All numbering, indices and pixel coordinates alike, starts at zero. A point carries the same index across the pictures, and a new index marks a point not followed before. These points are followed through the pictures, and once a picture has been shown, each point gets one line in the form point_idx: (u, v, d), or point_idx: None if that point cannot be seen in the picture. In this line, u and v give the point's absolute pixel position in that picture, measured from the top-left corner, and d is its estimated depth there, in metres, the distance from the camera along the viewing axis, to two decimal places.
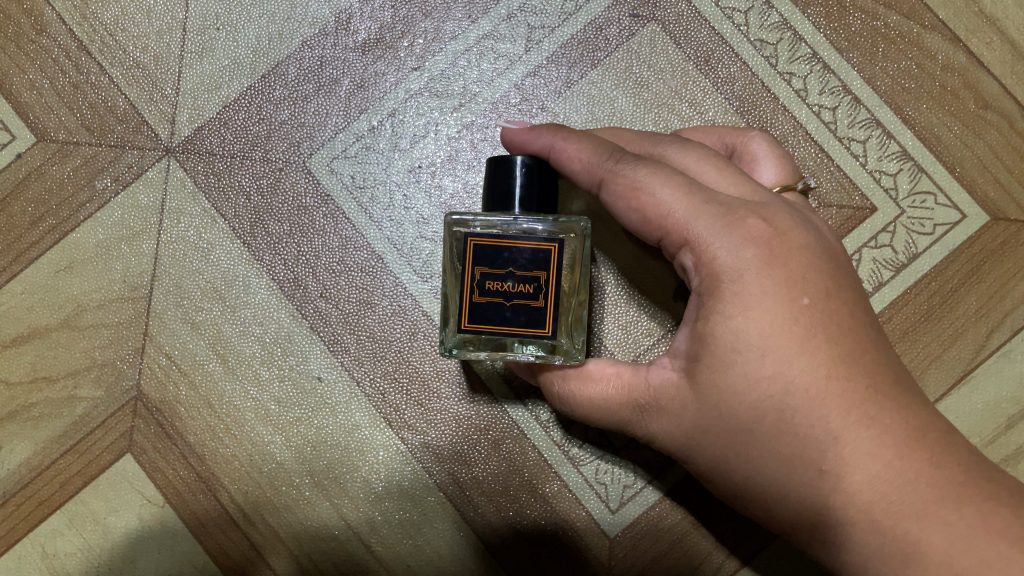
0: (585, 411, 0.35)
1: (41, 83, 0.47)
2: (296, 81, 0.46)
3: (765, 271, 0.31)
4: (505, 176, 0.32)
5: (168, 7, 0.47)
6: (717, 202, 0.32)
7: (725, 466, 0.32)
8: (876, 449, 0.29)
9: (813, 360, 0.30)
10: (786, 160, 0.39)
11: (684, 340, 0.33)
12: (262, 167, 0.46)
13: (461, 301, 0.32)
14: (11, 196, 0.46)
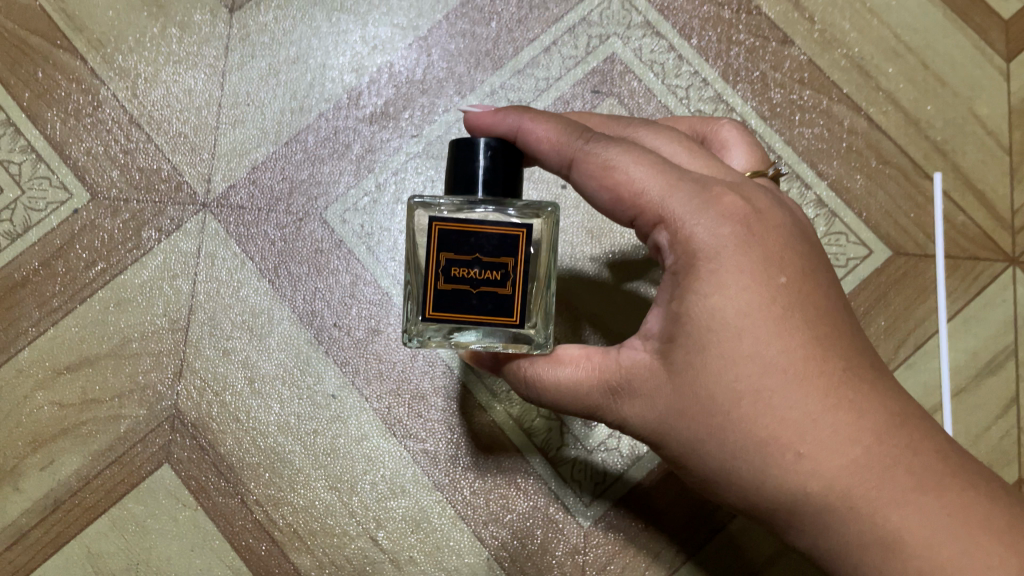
0: (551, 397, 0.35)
1: (97, 150, 0.55)
2: (315, 146, 0.55)
3: (742, 250, 0.32)
4: (470, 159, 0.34)
5: (206, 87, 0.56)
6: (692, 182, 0.33)
7: (698, 451, 0.33)
8: (852, 432, 0.31)
9: (790, 341, 0.32)
10: (752, 144, 0.42)
11: (657, 320, 0.33)
12: (285, 218, 0.54)
13: (429, 288, 0.34)
14: (68, 244, 0.54)
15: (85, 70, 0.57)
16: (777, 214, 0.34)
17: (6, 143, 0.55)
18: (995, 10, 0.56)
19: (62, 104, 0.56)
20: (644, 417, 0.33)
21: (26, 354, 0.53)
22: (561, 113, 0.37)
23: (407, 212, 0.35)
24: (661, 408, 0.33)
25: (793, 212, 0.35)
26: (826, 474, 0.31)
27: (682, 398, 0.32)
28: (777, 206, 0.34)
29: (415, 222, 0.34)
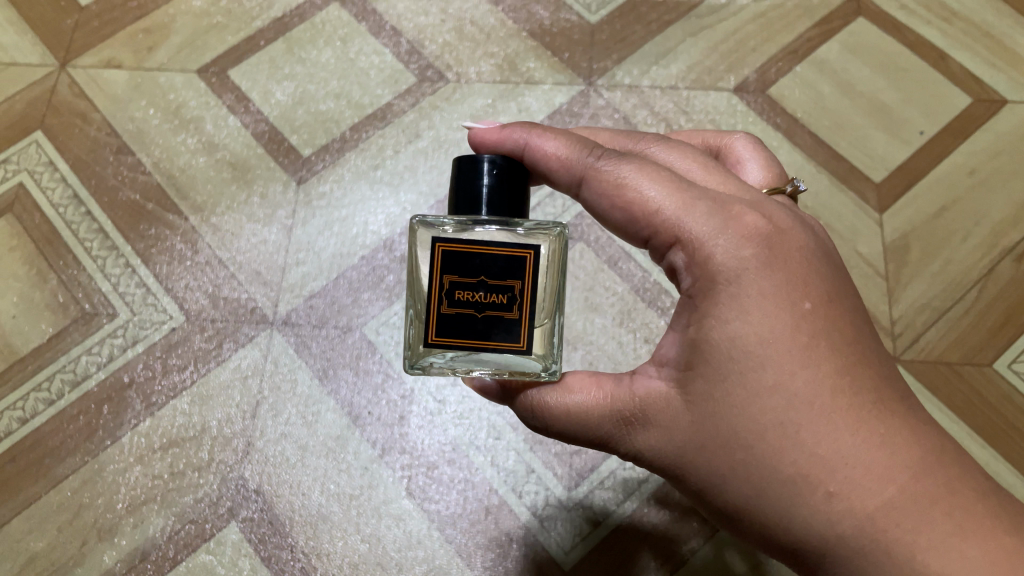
0: (562, 424, 0.40)
1: (193, 285, 0.73)
2: (358, 280, 0.73)
3: (762, 284, 0.37)
4: (473, 179, 0.41)
5: (277, 237, 0.75)
6: (713, 213, 0.38)
7: (723, 483, 0.37)
8: (882, 464, 0.34)
9: (813, 372, 0.36)
10: (769, 160, 0.50)
11: (678, 351, 0.39)
12: (333, 331, 0.71)
13: (436, 312, 0.39)
14: (167, 354, 0.71)
15: (187, 227, 0.76)
16: (804, 244, 0.39)
17: (124, 279, 0.74)
18: (868, 177, 0.76)
19: (169, 251, 0.75)
20: (671, 443, 0.38)
21: (127, 438, 0.68)
22: (569, 131, 0.45)
23: (411, 232, 0.41)
24: (686, 433, 0.37)
25: (820, 243, 0.40)
26: (855, 509, 0.34)
27: (708, 423, 0.37)
28: (798, 234, 0.39)
29: (418, 242, 0.40)
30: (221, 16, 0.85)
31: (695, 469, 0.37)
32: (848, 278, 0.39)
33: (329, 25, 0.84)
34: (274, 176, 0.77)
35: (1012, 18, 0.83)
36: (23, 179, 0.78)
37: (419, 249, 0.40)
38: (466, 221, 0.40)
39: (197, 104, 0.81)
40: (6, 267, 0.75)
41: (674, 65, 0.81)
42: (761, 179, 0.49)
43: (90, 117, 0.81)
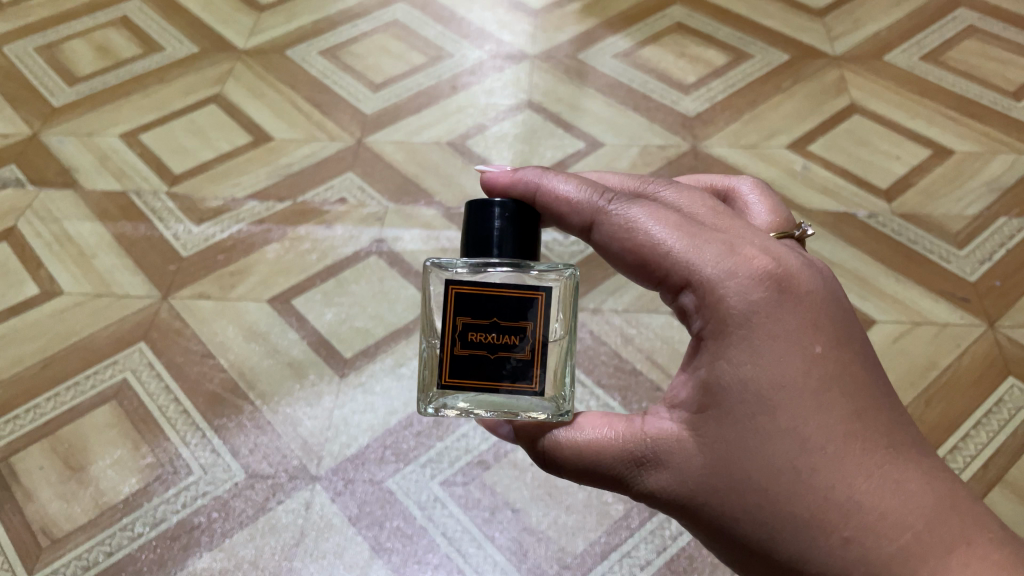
0: (579, 455, 0.55)
1: (255, 450, 0.94)
2: (386, 445, 0.94)
3: (775, 337, 0.50)
4: (488, 225, 0.61)
5: (323, 416, 0.97)
6: (728, 272, 0.52)
7: (747, 518, 0.49)
8: (896, 509, 0.46)
9: (822, 416, 0.49)
10: (774, 205, 0.68)
11: (698, 395, 0.52)
12: (364, 483, 0.91)
13: (453, 351, 0.58)
14: (230, 502, 0.89)
15: (252, 408, 0.98)
16: (811, 295, 0.52)
17: (200, 446, 0.94)
18: None
19: (237, 426, 0.96)
20: (692, 479, 0.51)
21: (192, 564, 0.85)
22: (574, 177, 0.64)
23: (428, 274, 0.61)
24: (705, 470, 0.50)
25: (825, 290, 0.53)
26: (868, 545, 0.46)
27: (726, 461, 0.50)
28: (810, 287, 0.52)
29: (433, 280, 0.61)
30: (289, 264, 1.14)
31: (725, 504, 0.50)
32: (853, 329, 0.53)
33: (369, 270, 1.13)
34: (323, 372, 1.01)
35: (875, 266, 1.12)
36: (127, 376, 1.02)
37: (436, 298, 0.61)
38: (477, 268, 0.60)
39: (267, 323, 1.07)
40: (107, 438, 0.96)
41: (626, 295, 1.07)
42: (765, 219, 0.67)
43: (183, 332, 1.06)
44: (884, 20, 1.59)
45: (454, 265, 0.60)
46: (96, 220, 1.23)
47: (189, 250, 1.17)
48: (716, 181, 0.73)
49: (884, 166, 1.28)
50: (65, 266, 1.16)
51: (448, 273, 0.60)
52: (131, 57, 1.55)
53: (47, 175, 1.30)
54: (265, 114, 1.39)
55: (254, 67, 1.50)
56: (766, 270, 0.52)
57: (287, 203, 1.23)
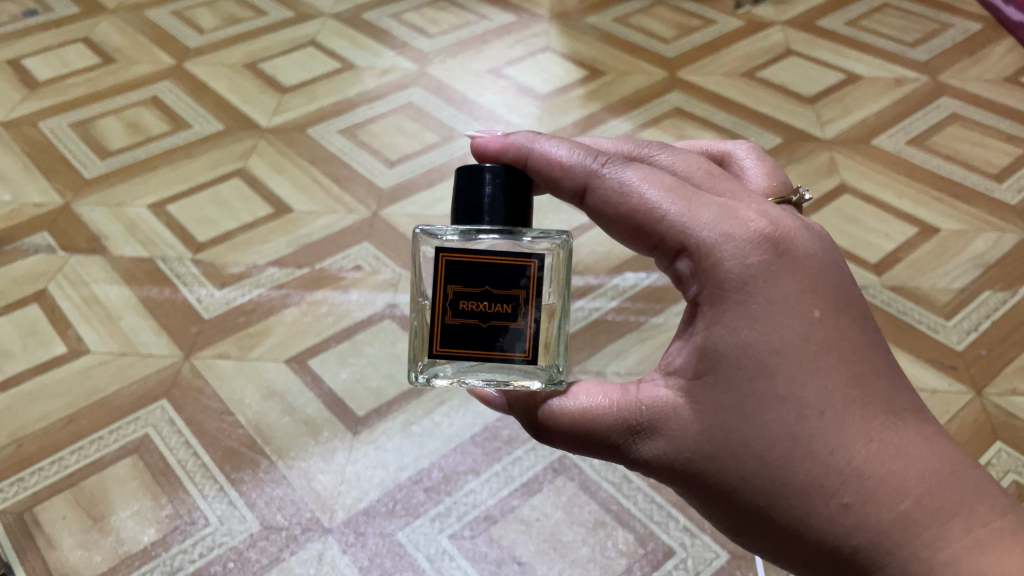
0: (570, 421, 0.60)
1: (270, 502, 0.98)
2: (397, 498, 0.98)
3: (773, 303, 0.53)
4: (480, 195, 0.65)
5: (336, 470, 1.01)
6: (727, 239, 0.54)
7: (747, 481, 0.53)
8: (894, 474, 0.51)
9: (819, 382, 0.52)
10: (772, 171, 0.72)
11: (696, 362, 0.55)
12: (374, 535, 0.94)
13: (446, 319, 0.63)
14: (245, 552, 0.93)
15: (268, 463, 1.02)
16: (809, 259, 0.55)
17: (217, 498, 0.98)
18: None
19: (253, 478, 1.00)
20: (688, 446, 0.55)
21: None
22: (564, 139, 0.65)
23: (417, 241, 0.65)
24: (702, 436, 0.54)
25: (821, 254, 0.56)
26: (864, 507, 0.50)
27: (723, 429, 0.53)
28: (808, 252, 0.55)
29: (422, 245, 0.65)
30: (307, 326, 1.20)
31: (724, 467, 0.54)
32: (849, 293, 0.56)
33: (383, 333, 1.19)
34: (338, 429, 1.06)
35: None
36: (148, 431, 1.06)
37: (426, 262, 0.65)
38: (468, 238, 0.64)
39: (284, 382, 1.12)
40: (128, 490, 0.99)
41: (629, 358, 1.14)
42: (764, 184, 0.71)
43: (204, 390, 1.11)
44: (872, 107, 1.69)
45: (445, 234, 0.64)
46: (124, 284, 1.29)
47: (211, 313, 1.23)
48: (711, 145, 0.77)
49: (874, 241, 1.34)
50: (93, 327, 1.22)
51: (438, 240, 0.64)
52: (160, 133, 1.64)
53: (78, 242, 1.37)
54: (287, 187, 1.47)
55: (276, 144, 1.59)
56: (763, 233, 0.54)
57: (306, 270, 1.30)
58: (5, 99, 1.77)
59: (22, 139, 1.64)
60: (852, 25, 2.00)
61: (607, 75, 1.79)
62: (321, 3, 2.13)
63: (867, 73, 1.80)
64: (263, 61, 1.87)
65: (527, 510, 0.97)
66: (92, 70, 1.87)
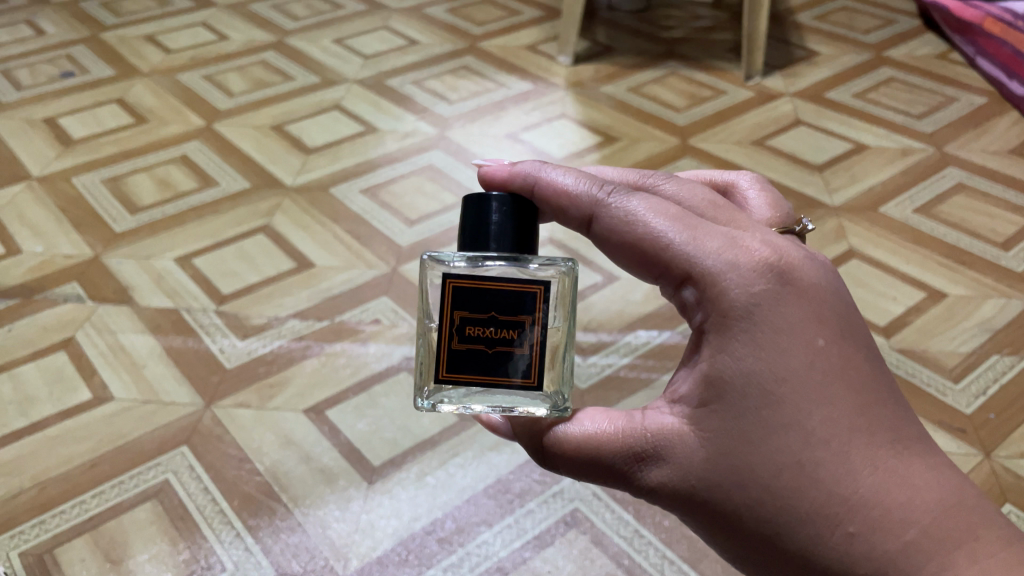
0: (574, 448, 0.63)
1: (285, 550, 0.99)
2: (409, 549, 0.99)
3: (777, 333, 0.56)
4: (488, 221, 0.69)
5: (351, 519, 1.02)
6: (732, 270, 0.58)
7: (753, 508, 0.57)
8: (900, 504, 0.54)
9: (823, 412, 0.56)
10: (774, 199, 0.76)
11: (702, 390, 0.59)
12: None
13: (453, 345, 0.67)
14: None
15: (284, 510, 1.04)
16: (814, 288, 0.58)
17: (233, 544, 1.00)
18: None
19: (269, 526, 1.02)
20: (694, 473, 0.58)
21: None
22: (570, 169, 0.69)
23: (425, 266, 0.69)
24: (708, 463, 0.58)
25: (826, 283, 0.59)
26: (867, 536, 0.54)
27: (730, 456, 0.57)
28: (813, 283, 0.59)
29: (429, 271, 0.69)
30: (325, 378, 1.23)
31: (731, 495, 0.57)
32: (854, 323, 0.59)
33: (399, 386, 1.21)
34: (353, 478, 1.08)
35: None
36: (168, 476, 1.08)
37: (433, 285, 0.69)
38: (473, 265, 0.68)
39: (302, 431, 1.14)
40: (146, 534, 1.01)
41: None
42: (767, 215, 0.74)
43: (223, 437, 1.14)
44: (879, 175, 1.73)
45: (453, 261, 0.68)
46: (149, 333, 1.33)
47: (233, 363, 1.26)
48: (711, 178, 0.81)
49: (882, 305, 1.37)
50: (118, 374, 1.25)
51: (445, 265, 0.68)
52: (189, 190, 1.70)
53: (106, 292, 1.42)
54: (309, 243, 1.52)
55: (300, 201, 1.64)
56: (767, 262, 0.58)
57: (326, 322, 1.33)
58: (41, 156, 1.84)
59: (56, 193, 1.70)
60: (859, 97, 2.07)
61: (621, 141, 1.85)
62: (347, 70, 2.22)
63: (874, 143, 1.85)
64: (289, 123, 1.94)
65: (539, 564, 0.97)
66: (125, 129, 1.95)
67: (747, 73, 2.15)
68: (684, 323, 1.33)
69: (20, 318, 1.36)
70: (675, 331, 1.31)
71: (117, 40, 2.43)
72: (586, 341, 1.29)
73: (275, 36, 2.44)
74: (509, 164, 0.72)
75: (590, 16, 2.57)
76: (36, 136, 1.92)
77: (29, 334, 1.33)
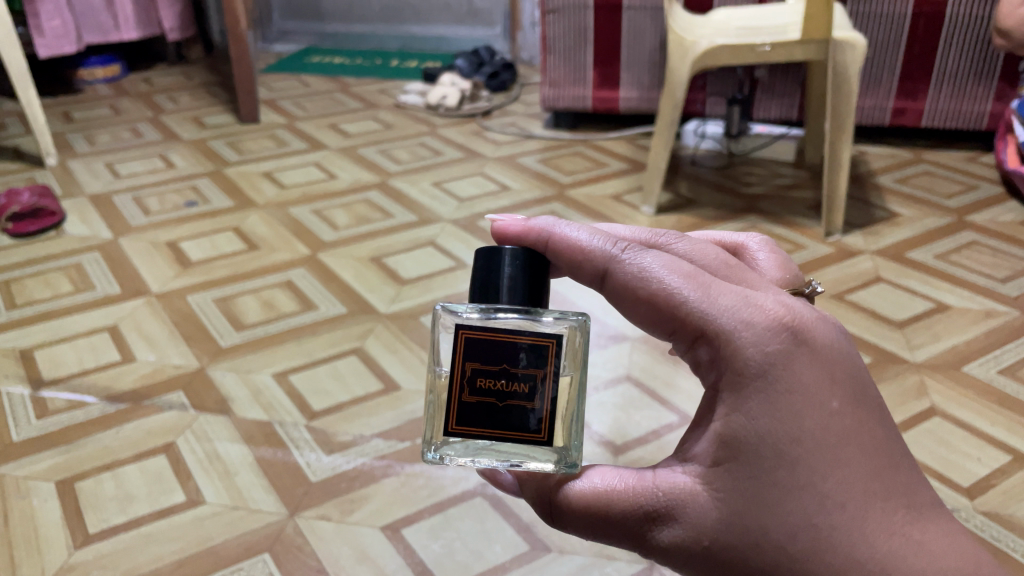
0: (582, 504, 0.65)
1: None
2: None
3: (792, 395, 0.57)
4: (501, 275, 0.72)
5: None
6: (747, 328, 0.58)
7: (771, 573, 0.58)
8: (920, 570, 0.56)
9: (840, 477, 0.57)
10: (780, 257, 0.77)
11: (716, 450, 0.60)
12: None
13: (463, 396, 0.68)
14: None
15: None
16: (827, 348, 0.60)
17: None
18: None
19: None
20: (707, 535, 0.60)
21: None
22: (581, 224, 0.70)
23: (438, 318, 0.71)
24: (723, 525, 0.59)
25: (835, 341, 0.61)
26: None
27: (745, 519, 0.58)
28: (825, 341, 0.60)
29: (441, 322, 0.70)
30: (404, 497, 1.27)
31: (748, 559, 0.59)
32: (865, 384, 0.61)
33: (474, 509, 1.25)
34: None
35: None
36: None
37: (446, 335, 0.70)
38: (485, 318, 0.69)
39: (379, 547, 1.18)
40: None
41: None
42: (776, 276, 0.75)
43: (303, 547, 1.18)
44: (962, 334, 1.73)
45: (466, 313, 0.70)
46: (243, 443, 1.41)
47: (317, 476, 1.32)
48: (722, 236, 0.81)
49: (966, 465, 1.35)
50: (211, 480, 1.32)
51: (458, 317, 0.70)
52: (290, 312, 1.83)
53: (207, 402, 1.52)
54: (398, 367, 1.60)
55: (391, 328, 1.74)
56: (783, 322, 0.59)
57: (407, 443, 1.39)
58: (161, 274, 2.02)
59: (170, 309, 1.85)
60: (941, 258, 2.09)
61: None
62: (442, 210, 2.38)
63: (956, 303, 1.86)
64: (387, 256, 2.08)
65: None
66: (237, 254, 2.12)
67: (827, 230, 2.21)
68: None
69: (128, 422, 1.47)
70: None
71: (237, 175, 2.67)
72: None
73: (379, 178, 2.64)
74: (521, 221, 0.74)
75: (673, 171, 2.69)
76: (159, 257, 2.11)
77: (134, 437, 1.43)
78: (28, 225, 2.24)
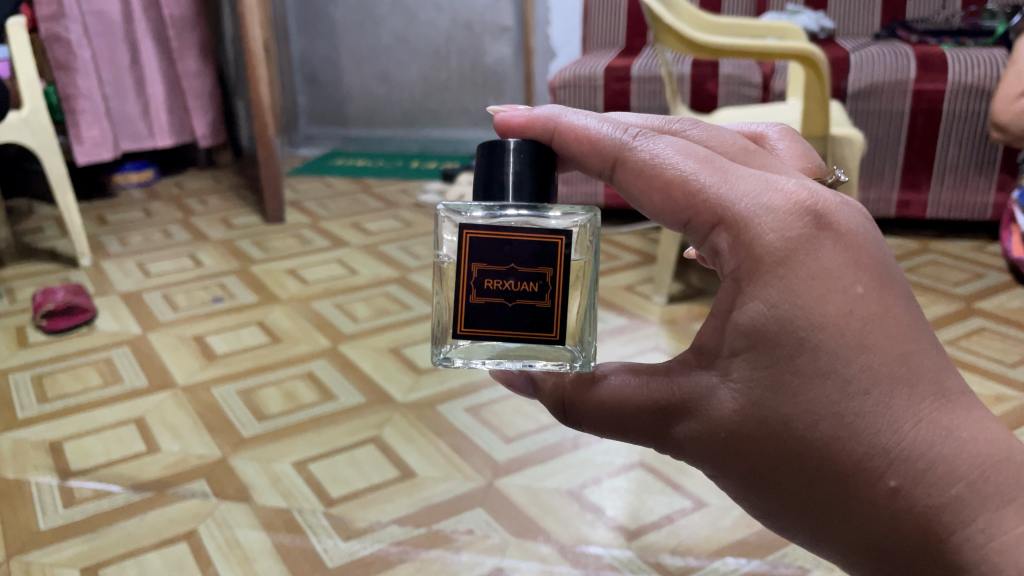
0: (599, 403, 0.72)
1: None
2: None
3: (813, 276, 0.60)
4: (506, 171, 0.77)
5: None
6: (768, 213, 0.61)
7: (792, 458, 0.63)
8: (945, 455, 0.58)
9: (863, 361, 0.60)
10: (797, 145, 0.81)
11: (738, 335, 0.64)
12: None
13: (473, 295, 0.74)
14: None
15: None
16: (850, 230, 0.61)
17: None
18: None
19: None
20: (730, 423, 0.65)
21: None
22: (590, 114, 0.74)
23: (445, 219, 0.77)
24: (746, 413, 0.64)
25: (862, 226, 0.62)
26: (910, 494, 0.59)
27: (767, 406, 0.63)
28: (851, 224, 0.61)
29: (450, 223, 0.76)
30: None
31: (771, 446, 0.64)
32: (891, 267, 0.62)
33: None
34: None
35: None
36: None
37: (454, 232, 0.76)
38: (491, 217, 0.75)
39: None
40: None
41: None
42: (799, 165, 0.79)
43: None
44: None
45: (473, 213, 0.75)
46: (262, 529, 1.44)
47: (335, 562, 1.34)
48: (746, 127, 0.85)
49: None
50: (230, 565, 1.35)
51: (465, 217, 0.75)
52: (311, 402, 1.88)
53: (228, 490, 1.56)
54: (414, 455, 1.64)
55: (408, 417, 1.79)
56: (804, 204, 0.61)
57: (422, 529, 1.42)
58: (187, 367, 2.09)
59: (195, 401, 1.91)
60: (951, 344, 2.11)
61: None
62: None
63: None
64: (405, 347, 2.15)
65: None
66: (261, 347, 2.19)
67: None
68: (773, 552, 1.34)
69: (150, 510, 1.50)
70: (764, 561, 1.32)
71: (262, 272, 2.78)
72: (673, 563, 1.32)
73: (398, 272, 2.73)
74: (528, 113, 0.78)
75: (685, 262, 2.76)
76: (185, 352, 2.18)
77: (158, 524, 1.46)
78: (61, 322, 2.33)
